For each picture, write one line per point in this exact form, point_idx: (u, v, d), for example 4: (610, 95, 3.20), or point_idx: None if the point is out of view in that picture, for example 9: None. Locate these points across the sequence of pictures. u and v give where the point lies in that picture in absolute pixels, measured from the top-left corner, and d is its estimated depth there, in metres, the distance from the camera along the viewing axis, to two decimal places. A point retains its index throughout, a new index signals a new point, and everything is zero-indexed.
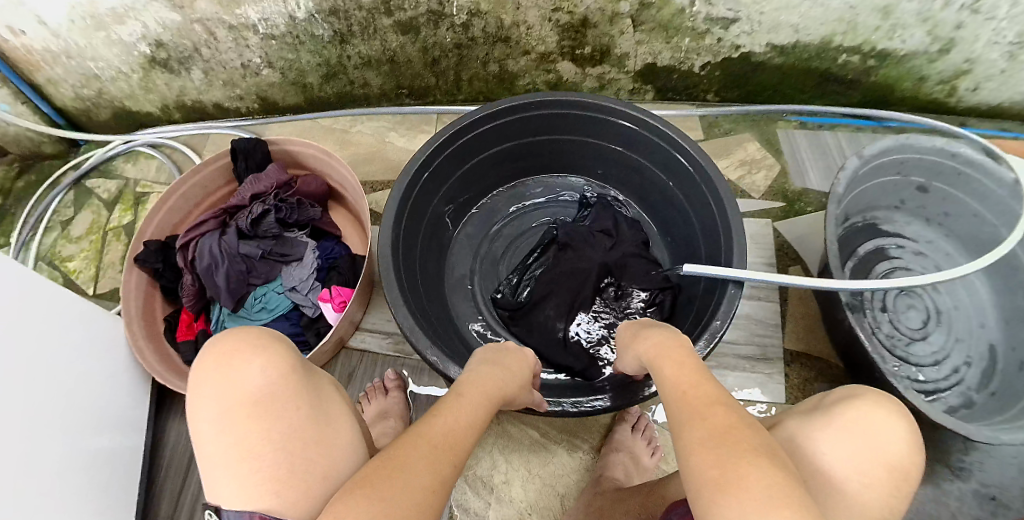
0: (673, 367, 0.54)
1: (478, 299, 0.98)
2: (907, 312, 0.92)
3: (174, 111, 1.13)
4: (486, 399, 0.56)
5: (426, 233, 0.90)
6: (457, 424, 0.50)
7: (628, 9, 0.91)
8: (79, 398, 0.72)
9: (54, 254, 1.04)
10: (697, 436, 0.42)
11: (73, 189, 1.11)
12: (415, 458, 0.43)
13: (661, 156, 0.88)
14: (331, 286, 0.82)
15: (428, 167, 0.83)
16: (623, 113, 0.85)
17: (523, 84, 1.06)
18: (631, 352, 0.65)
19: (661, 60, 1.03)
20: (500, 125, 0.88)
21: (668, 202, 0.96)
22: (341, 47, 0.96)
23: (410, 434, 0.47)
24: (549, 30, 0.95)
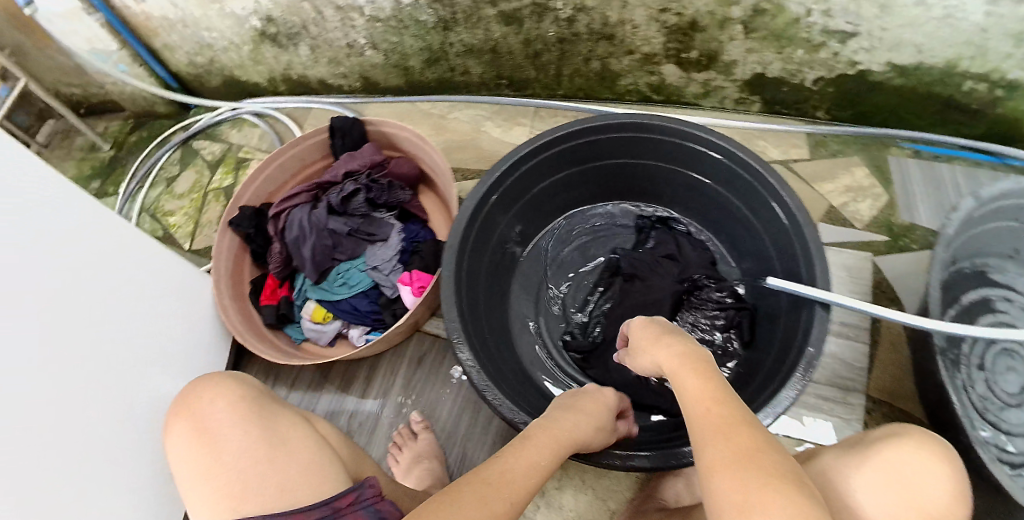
0: (691, 376, 0.51)
1: (546, 342, 0.87)
2: (1007, 373, 0.80)
3: (279, 83, 1.17)
4: (561, 445, 0.56)
5: (491, 260, 0.82)
6: (523, 475, 0.50)
7: (740, 15, 0.88)
8: (146, 367, 0.73)
9: (158, 208, 1.11)
10: (716, 452, 0.40)
11: (180, 148, 1.18)
12: (464, 495, 0.45)
13: (739, 182, 0.80)
14: (412, 269, 0.81)
15: (497, 185, 0.77)
16: (717, 145, 0.77)
17: (624, 84, 1.04)
18: (646, 348, 0.62)
19: (770, 70, 0.98)
20: (568, 148, 0.81)
21: (737, 222, 0.87)
22: (444, 34, 0.97)
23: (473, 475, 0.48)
24: (655, 30, 0.92)
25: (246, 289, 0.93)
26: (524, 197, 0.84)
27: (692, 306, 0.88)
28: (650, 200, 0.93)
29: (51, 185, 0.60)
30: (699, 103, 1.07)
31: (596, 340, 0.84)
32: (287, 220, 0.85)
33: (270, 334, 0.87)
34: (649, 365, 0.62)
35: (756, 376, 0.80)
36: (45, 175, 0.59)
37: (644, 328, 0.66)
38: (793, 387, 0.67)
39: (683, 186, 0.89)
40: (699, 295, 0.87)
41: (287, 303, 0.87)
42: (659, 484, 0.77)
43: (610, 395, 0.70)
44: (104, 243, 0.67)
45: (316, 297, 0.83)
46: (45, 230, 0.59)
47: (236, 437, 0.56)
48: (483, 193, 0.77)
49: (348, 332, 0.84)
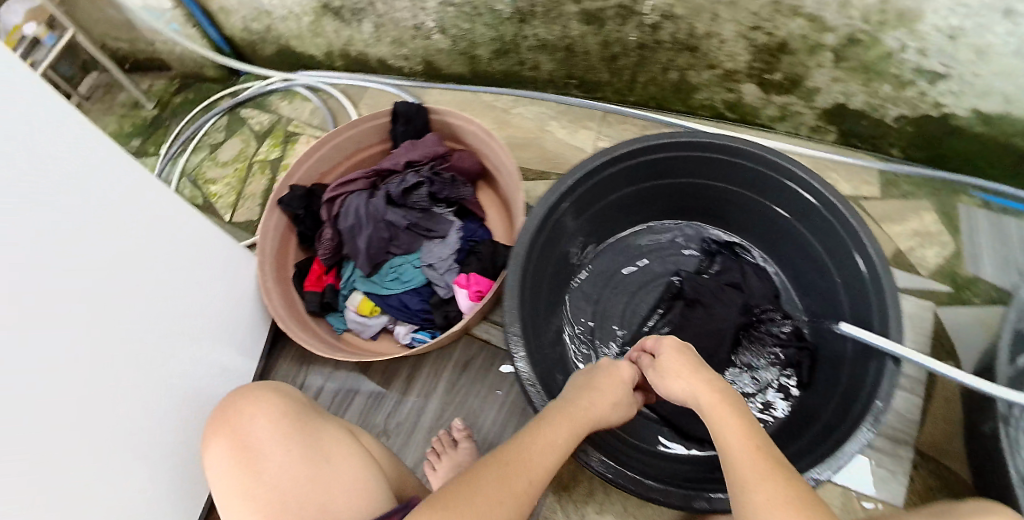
0: (734, 431, 0.50)
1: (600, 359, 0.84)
2: None
3: (336, 58, 1.13)
4: (575, 429, 0.56)
5: (554, 269, 0.80)
6: (542, 469, 0.50)
7: (834, 42, 0.83)
8: (181, 355, 0.71)
9: (200, 174, 1.09)
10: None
11: (227, 115, 1.15)
12: (480, 492, 0.45)
13: (818, 218, 0.76)
14: (469, 272, 0.78)
15: (570, 194, 0.75)
16: (805, 182, 0.74)
17: (699, 98, 1.00)
18: (679, 381, 0.60)
19: (853, 102, 0.93)
20: (646, 163, 0.78)
21: (808, 258, 0.83)
22: (519, 26, 0.93)
23: (492, 463, 0.48)
24: (742, 48, 0.88)
25: (289, 272, 0.90)
26: (594, 207, 0.81)
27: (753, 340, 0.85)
28: (720, 223, 0.90)
29: (106, 158, 0.58)
30: (773, 126, 1.03)
31: None
32: (343, 206, 0.81)
33: (312, 322, 0.84)
34: (678, 395, 0.60)
35: (812, 422, 0.77)
36: (100, 148, 0.57)
37: (675, 352, 0.63)
38: (855, 444, 0.64)
39: (755, 214, 0.85)
40: (760, 329, 0.85)
41: (332, 292, 0.84)
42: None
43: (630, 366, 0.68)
44: (154, 222, 0.66)
45: (364, 289, 0.81)
46: (98, 206, 0.58)
47: (275, 458, 0.53)
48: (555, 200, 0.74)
49: (394, 328, 0.82)
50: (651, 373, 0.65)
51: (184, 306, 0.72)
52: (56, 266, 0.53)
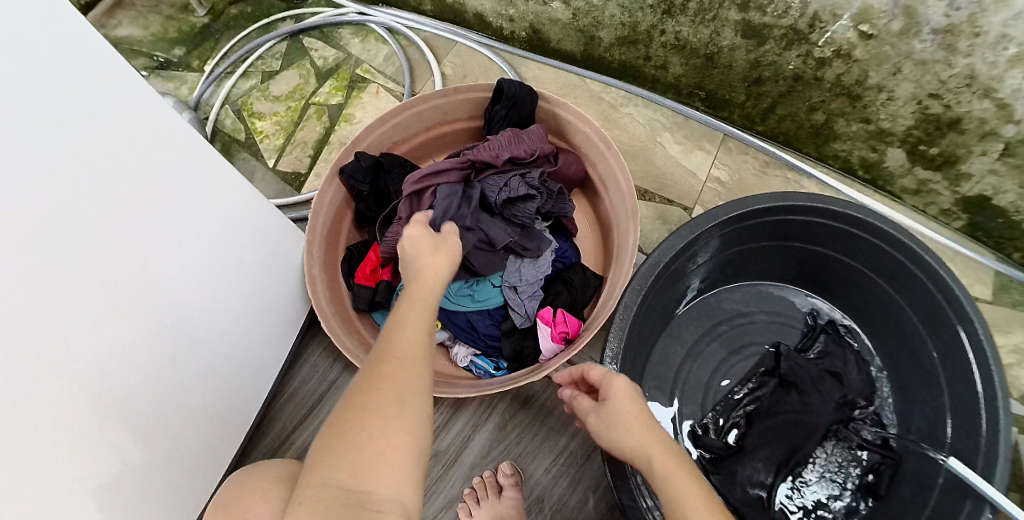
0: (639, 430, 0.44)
1: (673, 423, 0.77)
2: None
3: (426, 1, 0.97)
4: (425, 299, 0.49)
5: (651, 319, 0.72)
6: (418, 356, 0.43)
7: (1013, 134, 0.72)
8: (197, 334, 0.65)
9: (246, 105, 0.96)
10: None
11: (286, 40, 1.00)
12: (376, 421, 0.38)
13: (944, 327, 0.67)
14: (557, 307, 0.68)
15: (692, 240, 0.66)
16: (943, 284, 0.65)
17: (836, 147, 0.90)
18: (629, 438, 0.45)
19: (1000, 198, 0.82)
20: (789, 221, 0.72)
21: (915, 363, 0.73)
22: (661, 18, 0.82)
23: (361, 386, 0.41)
24: (909, 112, 0.78)
25: (337, 254, 0.81)
26: (720, 253, 0.75)
27: (832, 437, 0.75)
28: (832, 299, 0.81)
29: (149, 119, 0.51)
30: (901, 197, 0.92)
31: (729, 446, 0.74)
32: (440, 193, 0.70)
33: (356, 319, 0.76)
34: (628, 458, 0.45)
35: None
36: (148, 107, 0.51)
37: (622, 407, 0.46)
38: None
39: (872, 300, 0.76)
40: (849, 427, 0.75)
41: (386, 291, 0.75)
42: None
43: (583, 403, 0.51)
44: (189, 186, 0.58)
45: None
46: (126, 166, 0.50)
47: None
48: (689, 242, 0.67)
49: (454, 347, 0.73)
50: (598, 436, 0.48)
51: (179, 297, 0.61)
52: (43, 241, 0.45)
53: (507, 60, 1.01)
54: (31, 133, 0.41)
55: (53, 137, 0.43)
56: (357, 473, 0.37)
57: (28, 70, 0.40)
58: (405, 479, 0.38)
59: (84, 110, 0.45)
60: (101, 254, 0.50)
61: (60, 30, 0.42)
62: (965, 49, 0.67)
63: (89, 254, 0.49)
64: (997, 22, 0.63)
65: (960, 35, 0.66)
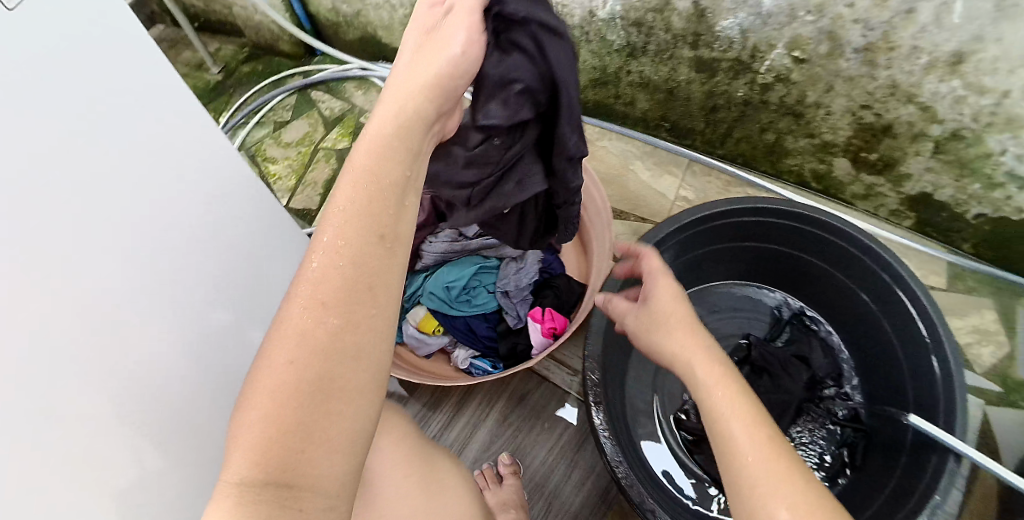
0: (676, 321, 0.52)
1: (659, 413, 0.84)
2: None
3: None
4: (351, 222, 0.41)
5: None
6: (327, 322, 0.38)
7: (938, 133, 0.83)
8: (220, 340, 0.60)
9: (261, 151, 1.09)
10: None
11: (296, 94, 1.13)
12: (286, 410, 0.36)
13: (897, 308, 0.74)
14: (545, 306, 0.78)
15: (660, 243, 0.76)
16: (891, 269, 0.72)
17: (788, 163, 1.01)
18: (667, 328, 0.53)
19: (940, 195, 0.92)
20: (749, 222, 0.81)
21: (875, 345, 0.81)
22: (626, 60, 0.95)
23: (270, 364, 0.38)
24: (846, 123, 0.89)
25: None
26: (690, 255, 0.84)
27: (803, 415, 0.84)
28: (798, 294, 0.90)
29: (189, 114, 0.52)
30: (854, 203, 1.03)
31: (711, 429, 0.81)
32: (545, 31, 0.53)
33: None
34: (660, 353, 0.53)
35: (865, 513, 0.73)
36: (163, 94, 0.48)
37: (667, 310, 0.54)
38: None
39: (831, 291, 0.84)
40: (819, 406, 0.85)
41: None
42: None
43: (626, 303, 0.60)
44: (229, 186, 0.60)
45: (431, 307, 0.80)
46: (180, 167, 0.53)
47: (398, 493, 0.54)
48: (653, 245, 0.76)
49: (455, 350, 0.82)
50: (632, 324, 0.57)
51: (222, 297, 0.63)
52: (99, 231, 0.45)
53: None
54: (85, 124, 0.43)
55: (86, 145, 0.43)
56: (273, 469, 0.35)
57: (49, 72, 0.39)
58: (335, 464, 0.36)
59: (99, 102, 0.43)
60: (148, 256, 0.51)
61: (105, 28, 0.42)
62: (883, 63, 0.78)
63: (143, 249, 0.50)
64: (907, 36, 0.73)
65: (878, 51, 0.77)
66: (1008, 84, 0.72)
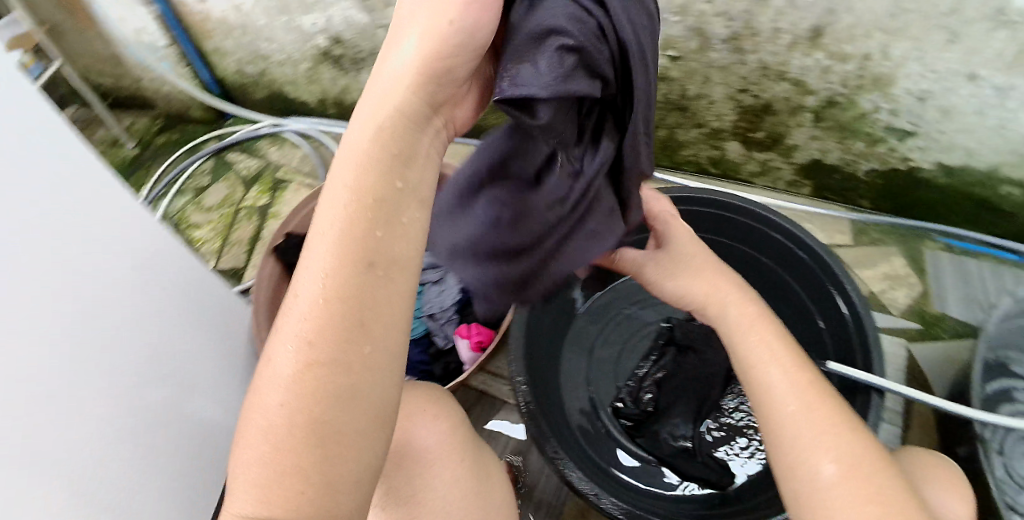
0: (706, 266, 0.62)
1: (597, 405, 0.90)
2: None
3: (329, 106, 1.17)
4: (334, 253, 0.37)
5: (550, 318, 0.87)
6: (316, 363, 0.36)
7: (813, 104, 0.91)
8: (153, 384, 0.71)
9: (181, 218, 1.13)
10: (844, 509, 0.44)
11: (212, 158, 1.19)
12: (286, 449, 0.36)
13: (797, 264, 0.84)
14: (469, 322, 0.84)
15: None
16: (786, 230, 0.82)
17: (685, 153, 1.08)
18: (697, 275, 0.61)
19: (829, 158, 1.01)
20: None
21: (787, 304, 0.89)
22: None
23: (261, 399, 0.38)
24: (729, 108, 0.95)
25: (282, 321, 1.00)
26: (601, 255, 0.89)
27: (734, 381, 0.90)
28: None
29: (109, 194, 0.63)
30: (755, 181, 1.11)
31: (647, 411, 0.87)
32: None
33: None
34: (681, 295, 0.62)
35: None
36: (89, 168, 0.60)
37: (689, 264, 0.63)
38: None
39: (739, 264, 0.92)
40: None
41: None
42: None
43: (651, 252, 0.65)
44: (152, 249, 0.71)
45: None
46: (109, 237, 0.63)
47: (450, 475, 0.64)
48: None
49: None
50: (654, 275, 0.64)
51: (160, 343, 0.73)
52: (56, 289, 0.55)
53: None
54: (37, 207, 0.52)
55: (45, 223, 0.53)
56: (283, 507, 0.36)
57: (22, 173, 0.50)
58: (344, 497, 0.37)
59: (51, 183, 0.54)
60: (105, 307, 0.62)
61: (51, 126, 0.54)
62: (751, 48, 0.84)
63: (95, 302, 0.60)
64: (766, 20, 0.79)
65: (743, 39, 0.83)
66: (865, 48, 0.79)
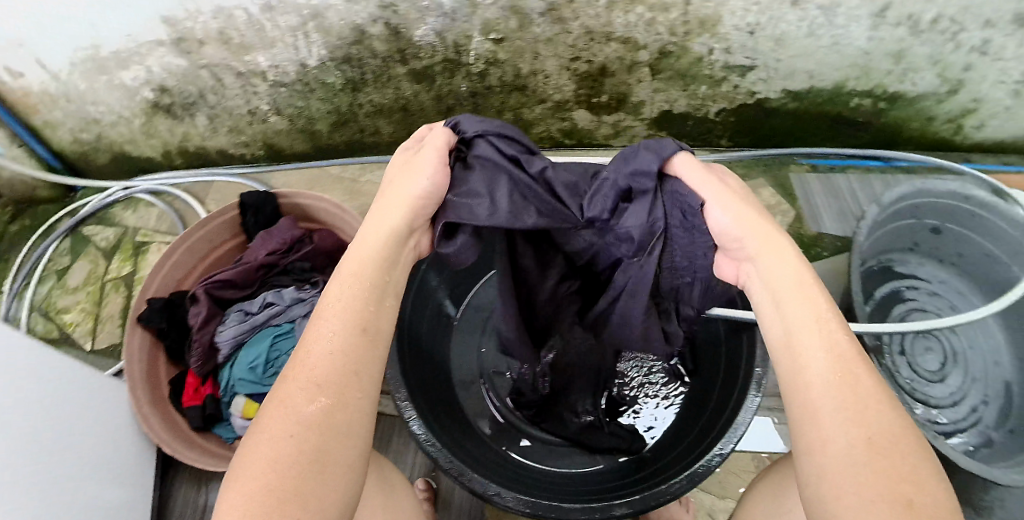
0: (747, 215, 0.56)
1: (495, 402, 0.92)
2: (925, 354, 1.05)
3: (175, 156, 1.13)
4: (340, 320, 0.49)
5: (428, 325, 0.89)
6: (323, 403, 0.45)
7: (647, 58, 0.92)
8: (103, 451, 0.90)
9: (51, 304, 1.09)
10: (851, 500, 0.40)
11: (69, 236, 1.15)
12: (274, 485, 0.41)
13: None
14: None
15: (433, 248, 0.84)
16: None
17: (537, 130, 1.08)
18: (750, 222, 0.56)
19: (676, 107, 1.04)
20: None
21: None
22: (353, 95, 0.97)
23: (258, 440, 0.44)
24: (566, 79, 0.95)
25: (164, 390, 1.02)
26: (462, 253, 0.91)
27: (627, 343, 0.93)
28: None
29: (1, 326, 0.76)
30: (611, 142, 1.12)
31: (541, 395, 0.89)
32: (509, 142, 0.65)
33: (196, 435, 0.99)
34: (728, 235, 0.57)
35: (689, 431, 0.82)
36: None
37: (749, 211, 0.56)
38: (729, 441, 0.71)
39: None
40: None
41: (212, 402, 1.00)
42: None
43: (718, 189, 0.58)
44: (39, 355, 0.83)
45: (246, 392, 0.92)
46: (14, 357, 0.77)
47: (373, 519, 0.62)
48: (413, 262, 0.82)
49: None
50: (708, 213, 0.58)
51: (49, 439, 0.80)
52: None
53: (260, 179, 1.15)
54: None
55: None
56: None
57: None
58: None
59: None
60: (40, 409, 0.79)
61: None
62: (570, 16, 0.83)
63: None
64: None
65: (561, 9, 0.82)
66: None
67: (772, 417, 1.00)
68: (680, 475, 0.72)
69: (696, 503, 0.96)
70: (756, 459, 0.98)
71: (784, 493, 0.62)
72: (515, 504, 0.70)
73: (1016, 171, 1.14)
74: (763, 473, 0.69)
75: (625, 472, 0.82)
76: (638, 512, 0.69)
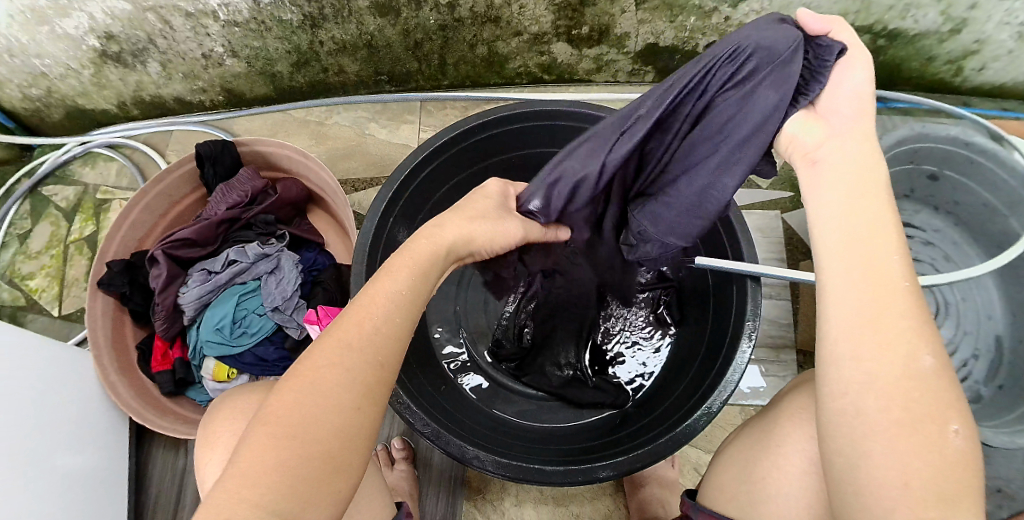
0: (861, 101, 0.48)
1: (476, 360, 0.88)
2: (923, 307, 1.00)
3: (131, 107, 1.08)
4: (392, 297, 0.46)
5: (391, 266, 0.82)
6: (368, 370, 0.43)
7: None
8: (91, 426, 0.88)
9: (14, 271, 1.04)
10: (878, 420, 0.39)
11: (28, 198, 1.09)
12: (318, 442, 0.39)
13: None
14: (316, 307, 0.88)
15: (401, 198, 0.79)
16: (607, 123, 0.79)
17: (513, 66, 1.02)
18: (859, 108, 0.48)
19: (663, 40, 0.97)
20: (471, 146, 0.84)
21: None
22: (313, 32, 0.91)
23: (294, 388, 0.41)
24: (543, 10, 0.88)
25: (132, 356, 0.98)
26: (431, 202, 0.87)
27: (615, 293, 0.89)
28: None
29: None
30: (593, 78, 1.06)
31: (524, 349, 0.86)
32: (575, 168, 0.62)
33: (167, 402, 0.95)
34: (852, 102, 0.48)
35: (675, 388, 0.78)
36: None
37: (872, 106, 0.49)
38: (721, 391, 0.66)
39: None
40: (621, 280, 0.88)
41: (181, 365, 0.95)
42: (633, 495, 0.86)
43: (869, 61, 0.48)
44: (19, 334, 0.79)
45: (216, 355, 0.87)
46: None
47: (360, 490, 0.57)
48: (379, 214, 0.77)
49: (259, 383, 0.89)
50: (842, 68, 0.49)
51: (37, 417, 0.77)
52: None
53: (222, 128, 1.10)
54: None
55: None
56: (288, 494, 0.37)
57: None
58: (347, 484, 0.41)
59: None
60: (26, 389, 0.77)
61: None
62: None
63: None
64: None
65: None
66: None
67: (759, 368, 0.96)
68: (666, 434, 0.67)
69: (681, 459, 0.93)
70: (744, 412, 0.94)
71: (758, 460, 0.56)
72: (493, 468, 0.65)
73: (1014, 117, 1.08)
74: (740, 430, 0.64)
75: (610, 426, 0.78)
76: (621, 475, 0.65)
